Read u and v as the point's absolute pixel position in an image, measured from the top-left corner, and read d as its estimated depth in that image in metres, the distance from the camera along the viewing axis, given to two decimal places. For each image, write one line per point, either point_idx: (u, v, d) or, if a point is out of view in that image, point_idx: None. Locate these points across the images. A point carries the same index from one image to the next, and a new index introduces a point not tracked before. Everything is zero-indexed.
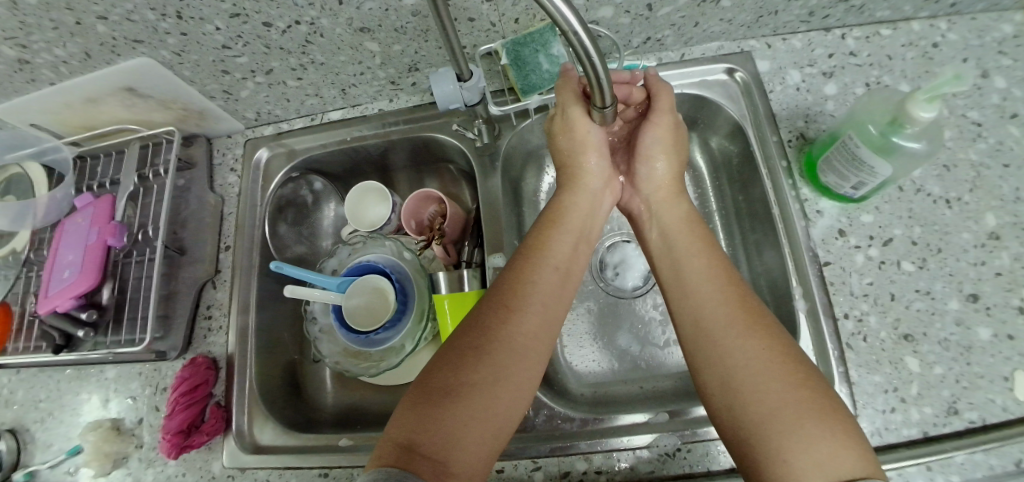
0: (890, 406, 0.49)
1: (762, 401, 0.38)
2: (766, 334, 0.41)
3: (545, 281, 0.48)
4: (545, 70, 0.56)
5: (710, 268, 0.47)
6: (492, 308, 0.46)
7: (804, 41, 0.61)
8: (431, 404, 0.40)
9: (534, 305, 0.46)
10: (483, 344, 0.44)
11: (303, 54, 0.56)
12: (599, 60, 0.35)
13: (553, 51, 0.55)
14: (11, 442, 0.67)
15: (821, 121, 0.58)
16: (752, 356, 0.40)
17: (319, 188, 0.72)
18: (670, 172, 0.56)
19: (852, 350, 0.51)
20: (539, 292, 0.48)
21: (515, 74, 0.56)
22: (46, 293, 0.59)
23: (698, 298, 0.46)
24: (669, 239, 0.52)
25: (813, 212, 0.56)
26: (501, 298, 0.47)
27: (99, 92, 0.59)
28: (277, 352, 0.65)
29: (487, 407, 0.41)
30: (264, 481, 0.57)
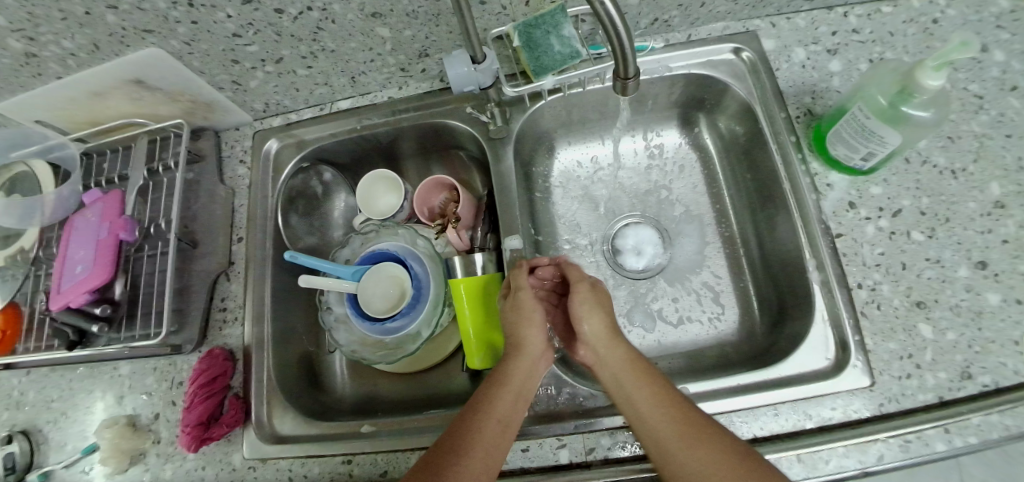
0: (905, 372, 0.50)
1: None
2: (710, 445, 0.42)
3: (490, 422, 0.46)
4: (556, 51, 0.55)
5: (645, 388, 0.47)
6: (443, 458, 0.44)
7: (808, 20, 0.62)
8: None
9: (483, 455, 0.44)
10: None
11: (314, 41, 0.56)
12: (622, 25, 0.36)
13: (564, 33, 0.55)
14: (24, 443, 0.66)
15: (827, 97, 0.59)
16: (705, 470, 0.41)
17: (328, 179, 0.72)
18: (606, 312, 0.54)
19: (867, 318, 0.52)
20: (485, 441, 0.45)
21: (526, 56, 0.55)
22: (58, 289, 0.58)
23: (648, 429, 0.45)
24: (612, 364, 0.50)
25: (823, 186, 0.57)
26: (450, 446, 0.45)
27: (107, 85, 0.59)
28: (293, 343, 0.65)
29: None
30: (286, 470, 0.57)
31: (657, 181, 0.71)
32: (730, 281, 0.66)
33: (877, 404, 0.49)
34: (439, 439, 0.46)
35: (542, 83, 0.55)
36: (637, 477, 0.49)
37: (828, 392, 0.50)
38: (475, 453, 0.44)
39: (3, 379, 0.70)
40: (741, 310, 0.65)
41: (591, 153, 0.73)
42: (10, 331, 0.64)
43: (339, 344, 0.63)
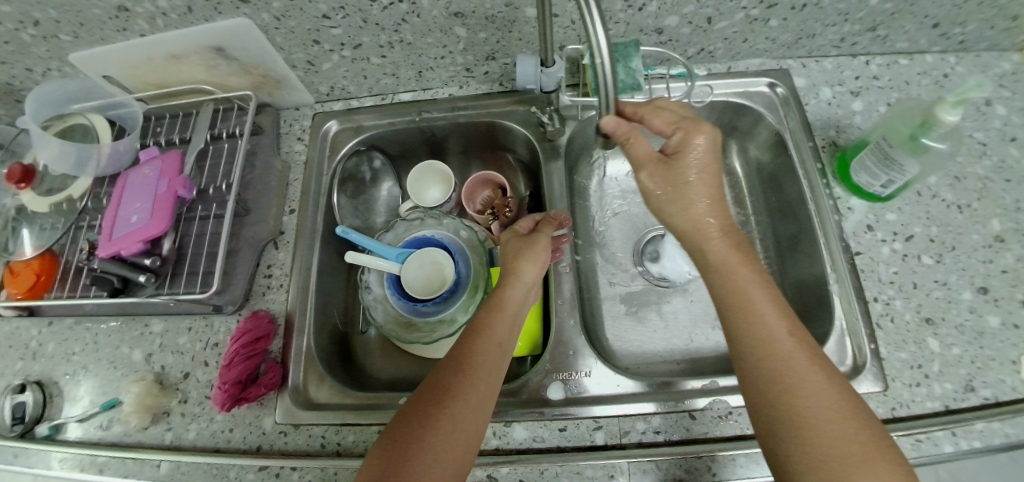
0: (915, 380, 0.54)
1: (812, 458, 0.39)
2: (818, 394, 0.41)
3: (493, 341, 0.50)
4: (618, 78, 0.60)
5: (781, 326, 0.45)
6: (447, 372, 0.47)
7: (834, 64, 0.70)
8: (393, 467, 0.41)
9: (482, 374, 0.47)
10: (444, 409, 0.44)
11: (395, 32, 0.60)
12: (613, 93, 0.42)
13: (631, 64, 0.60)
14: (38, 394, 0.65)
15: (850, 131, 0.66)
16: (822, 408, 0.40)
17: (377, 166, 0.75)
18: (711, 201, 0.49)
19: (881, 329, 0.57)
20: (486, 361, 0.48)
21: (591, 75, 0.60)
22: (110, 236, 0.60)
23: (761, 359, 0.44)
24: (741, 293, 0.47)
25: (845, 208, 0.63)
26: (455, 362, 0.48)
27: (186, 49, 0.62)
28: (331, 315, 0.66)
29: (445, 466, 0.42)
30: (320, 437, 0.57)
31: None
32: None
33: (891, 407, 0.53)
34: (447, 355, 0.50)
35: (593, 100, 0.61)
36: (670, 461, 0.51)
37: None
38: (477, 373, 0.47)
39: (23, 328, 0.69)
40: None
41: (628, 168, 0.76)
42: (44, 277, 0.64)
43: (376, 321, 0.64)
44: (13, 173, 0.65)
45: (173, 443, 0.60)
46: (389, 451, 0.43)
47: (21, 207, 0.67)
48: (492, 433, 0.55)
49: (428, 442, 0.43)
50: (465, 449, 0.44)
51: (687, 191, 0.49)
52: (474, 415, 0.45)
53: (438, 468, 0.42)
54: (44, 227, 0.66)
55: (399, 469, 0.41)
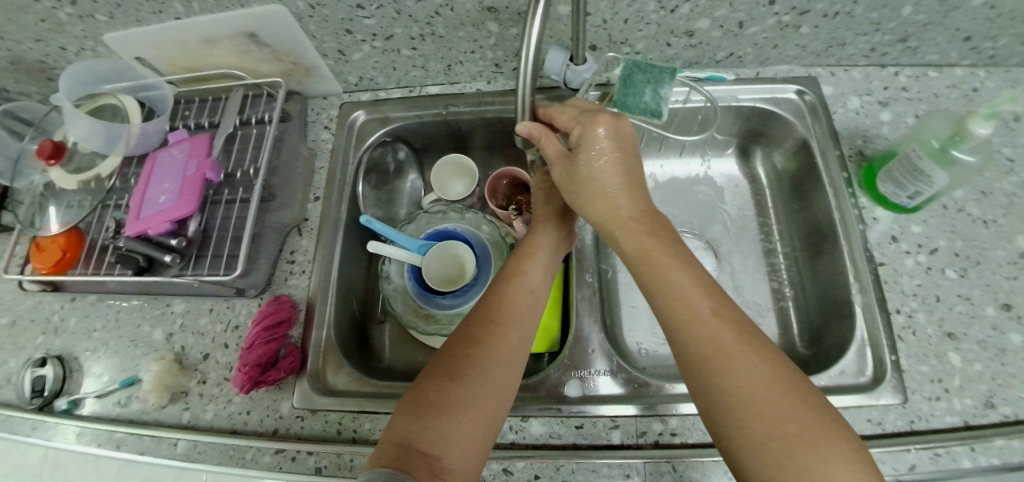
0: (935, 394, 0.54)
1: (755, 441, 0.38)
2: (749, 373, 0.40)
3: (522, 295, 0.52)
4: (643, 100, 0.61)
5: (705, 308, 0.44)
6: (476, 326, 0.50)
7: (863, 73, 0.70)
8: (423, 418, 0.43)
9: (511, 326, 0.50)
10: (471, 361, 0.47)
11: (427, 25, 0.60)
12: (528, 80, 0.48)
13: (661, 91, 0.60)
14: (58, 368, 0.66)
15: (877, 142, 0.66)
16: (755, 390, 0.40)
17: (401, 158, 0.75)
18: (621, 184, 0.49)
19: (903, 341, 0.57)
20: (513, 313, 0.51)
21: (619, 86, 0.61)
22: (138, 216, 0.60)
23: (688, 347, 0.43)
24: (667, 279, 0.46)
25: (870, 218, 0.62)
26: (483, 316, 0.50)
27: (220, 34, 0.62)
28: (351, 303, 0.66)
29: (476, 414, 0.45)
30: (336, 423, 0.57)
31: (708, 201, 0.76)
32: (770, 300, 0.71)
33: (909, 420, 0.53)
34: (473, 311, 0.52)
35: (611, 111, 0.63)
36: (687, 463, 0.51)
37: (866, 403, 0.54)
38: (505, 325, 0.50)
39: (45, 303, 0.71)
40: (779, 328, 0.69)
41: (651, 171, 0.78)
42: (70, 254, 0.65)
43: (396, 311, 0.65)
44: (45, 149, 0.66)
45: (190, 423, 0.60)
46: (417, 403, 0.45)
47: (49, 183, 0.68)
48: (509, 427, 0.55)
49: (457, 393, 0.45)
50: (497, 398, 0.46)
51: (597, 182, 0.49)
52: (503, 365, 0.47)
53: (469, 417, 0.44)
54: (70, 205, 0.66)
55: (430, 418, 0.43)
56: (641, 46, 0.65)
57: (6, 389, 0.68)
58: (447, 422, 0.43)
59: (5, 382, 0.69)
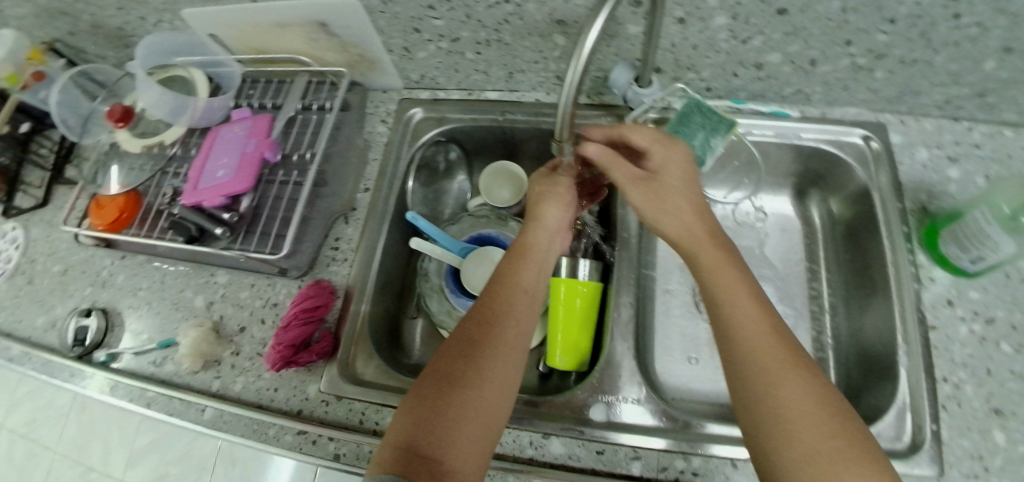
0: (975, 472, 0.51)
1: (794, 447, 0.39)
2: (800, 384, 0.42)
3: (519, 294, 0.52)
4: (693, 143, 0.62)
5: (762, 322, 0.46)
6: (471, 328, 0.49)
7: (934, 125, 0.67)
8: (424, 421, 0.43)
9: (505, 326, 0.49)
10: (467, 364, 0.46)
11: (495, 32, 0.61)
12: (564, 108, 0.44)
13: (712, 142, 0.62)
14: (102, 321, 0.69)
15: (942, 199, 0.63)
16: (800, 405, 0.41)
17: (452, 158, 0.77)
18: (692, 198, 0.51)
19: (946, 411, 0.54)
20: (510, 313, 0.50)
21: (673, 123, 0.63)
22: (196, 187, 0.63)
23: (740, 354, 0.45)
24: (727, 293, 0.47)
25: (926, 278, 0.60)
26: (478, 318, 0.50)
27: (294, 20, 0.64)
28: (387, 295, 0.68)
29: (477, 416, 0.44)
30: (360, 412, 0.58)
31: (753, 236, 0.75)
32: (808, 347, 0.69)
33: None
34: (471, 312, 0.52)
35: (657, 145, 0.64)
36: None
37: (900, 471, 0.52)
38: (500, 325, 0.49)
39: (97, 257, 0.74)
40: None
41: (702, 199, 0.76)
42: (126, 215, 0.67)
43: (432, 310, 0.67)
44: (115, 111, 0.69)
45: (218, 392, 0.62)
46: (418, 406, 0.45)
47: (114, 143, 0.71)
48: (529, 442, 0.55)
49: (456, 396, 0.45)
50: (497, 399, 0.46)
51: (669, 199, 0.51)
52: (500, 365, 0.47)
53: (469, 420, 0.44)
54: (132, 169, 0.69)
55: (431, 420, 0.43)
56: (707, 73, 0.64)
57: (51, 333, 0.72)
58: (448, 425, 0.43)
59: (52, 326, 0.72)
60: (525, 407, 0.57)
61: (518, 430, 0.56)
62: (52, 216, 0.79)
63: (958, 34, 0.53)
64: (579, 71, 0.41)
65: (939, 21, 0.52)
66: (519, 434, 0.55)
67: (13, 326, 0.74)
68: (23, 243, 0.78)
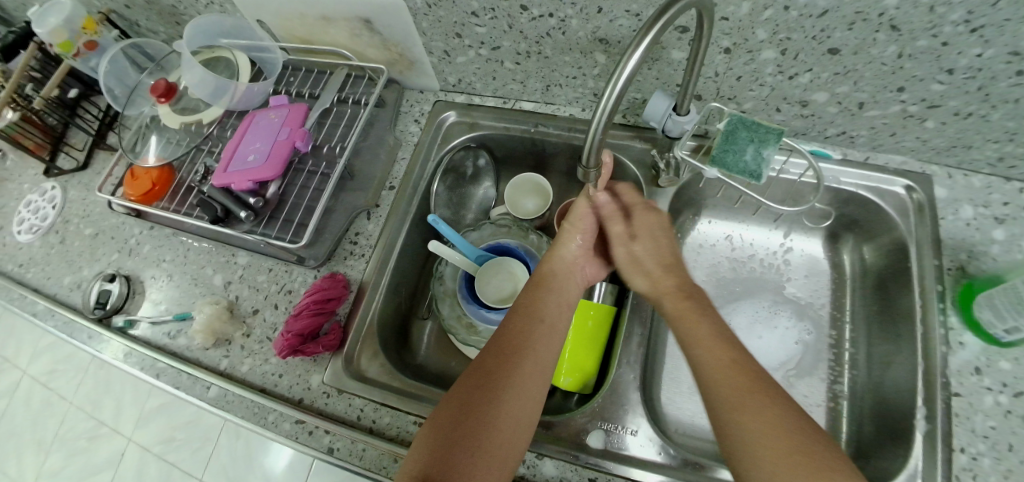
0: None
1: (758, 463, 0.41)
2: (756, 401, 0.44)
3: (539, 327, 0.53)
4: (746, 159, 0.57)
5: (715, 348, 0.49)
6: (492, 358, 0.51)
7: (983, 182, 0.64)
8: (445, 445, 0.44)
9: (526, 357, 0.51)
10: (487, 394, 0.48)
11: (536, 44, 0.60)
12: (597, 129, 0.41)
13: (766, 152, 0.56)
14: (124, 287, 0.71)
15: (984, 260, 0.60)
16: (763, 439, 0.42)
17: (481, 165, 0.77)
18: (667, 247, 0.59)
19: None
20: (531, 344, 0.52)
21: (719, 141, 0.58)
22: (227, 169, 0.64)
23: (707, 383, 0.47)
24: (702, 328, 0.51)
25: (955, 342, 0.57)
26: (498, 348, 0.51)
27: (340, 14, 0.65)
28: (400, 294, 0.68)
29: (496, 446, 0.45)
30: (359, 409, 0.58)
31: (776, 276, 0.73)
32: (823, 398, 0.66)
33: None
34: (491, 342, 0.53)
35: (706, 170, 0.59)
36: None
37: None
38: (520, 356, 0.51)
39: (128, 225, 0.76)
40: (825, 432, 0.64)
41: (731, 232, 0.76)
42: (158, 188, 0.69)
43: (443, 314, 0.67)
44: (159, 87, 0.70)
45: (225, 371, 0.63)
46: (438, 431, 0.46)
47: (156, 117, 0.73)
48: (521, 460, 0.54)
49: (475, 425, 0.46)
50: (516, 430, 0.47)
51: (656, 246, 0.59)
52: (519, 397, 0.48)
53: (487, 449, 0.45)
54: (169, 142, 0.71)
55: (450, 446, 0.44)
56: (749, 105, 0.62)
57: (75, 293, 0.74)
58: (466, 452, 0.44)
59: (77, 287, 0.75)
60: None
61: None
62: (89, 180, 0.82)
63: (1017, 90, 0.50)
64: (613, 100, 0.39)
65: (1000, 76, 0.49)
66: None
67: (42, 281, 0.77)
68: (60, 203, 0.81)
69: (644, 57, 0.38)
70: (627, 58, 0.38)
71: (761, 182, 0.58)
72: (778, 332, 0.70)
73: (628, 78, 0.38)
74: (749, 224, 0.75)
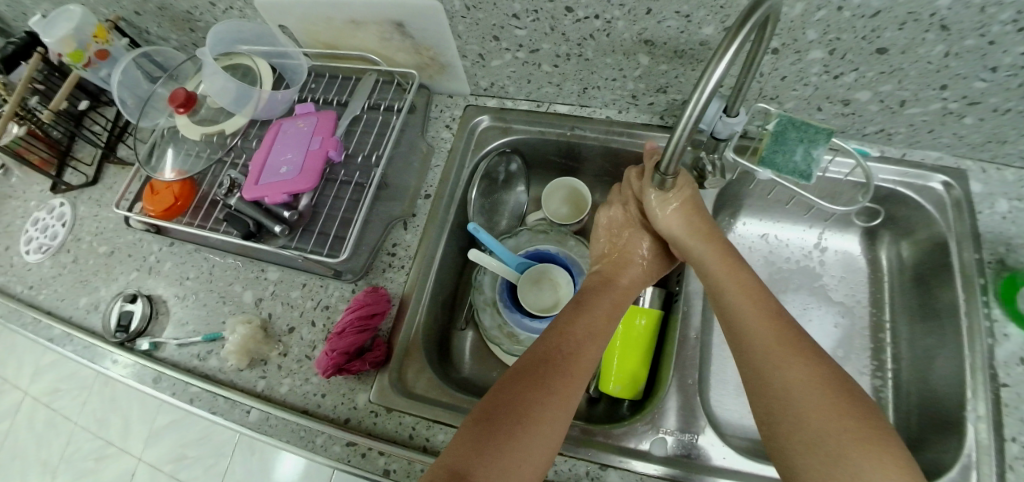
0: None
1: (800, 407, 0.41)
2: (802, 361, 0.44)
3: (571, 338, 0.51)
4: (795, 160, 0.58)
5: (759, 310, 0.49)
6: (527, 367, 0.48)
7: (1016, 176, 0.65)
8: (478, 445, 0.41)
9: (562, 366, 0.48)
10: (523, 400, 0.45)
11: (577, 46, 0.59)
12: (684, 132, 0.40)
13: (816, 151, 0.57)
14: (147, 308, 0.68)
15: (1023, 252, 0.61)
16: (798, 385, 0.42)
17: (513, 170, 0.74)
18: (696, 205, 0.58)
19: (1013, 471, 0.52)
20: (570, 355, 0.49)
21: (769, 142, 0.59)
22: (257, 181, 0.61)
23: (745, 337, 0.48)
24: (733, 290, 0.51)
25: (999, 333, 0.58)
26: (532, 358, 0.49)
27: (372, 18, 0.62)
28: (439, 306, 0.66)
29: (529, 457, 0.42)
30: (410, 427, 0.56)
31: (811, 274, 0.74)
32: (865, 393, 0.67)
33: None
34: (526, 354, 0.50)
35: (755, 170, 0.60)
36: None
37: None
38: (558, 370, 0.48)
39: (146, 242, 0.74)
40: None
41: (766, 232, 0.76)
42: (181, 203, 0.66)
43: (485, 324, 0.65)
44: (178, 96, 0.67)
45: (263, 392, 0.61)
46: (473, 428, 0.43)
47: (174, 128, 0.70)
48: (586, 472, 0.53)
49: (508, 426, 0.43)
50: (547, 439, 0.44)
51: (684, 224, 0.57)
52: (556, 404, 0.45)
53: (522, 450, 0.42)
54: (188, 154, 0.68)
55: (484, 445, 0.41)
56: (790, 105, 0.62)
57: (94, 315, 0.71)
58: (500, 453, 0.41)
59: (94, 308, 0.72)
60: (578, 434, 0.55)
61: (574, 459, 0.54)
62: (101, 195, 0.79)
63: None
64: (700, 104, 0.38)
65: None
66: (576, 463, 0.54)
67: (56, 303, 0.73)
68: (70, 221, 0.78)
69: (733, 59, 0.36)
70: (713, 66, 0.37)
71: (809, 182, 0.59)
72: (815, 323, 0.71)
73: (715, 85, 0.37)
74: (783, 223, 0.76)
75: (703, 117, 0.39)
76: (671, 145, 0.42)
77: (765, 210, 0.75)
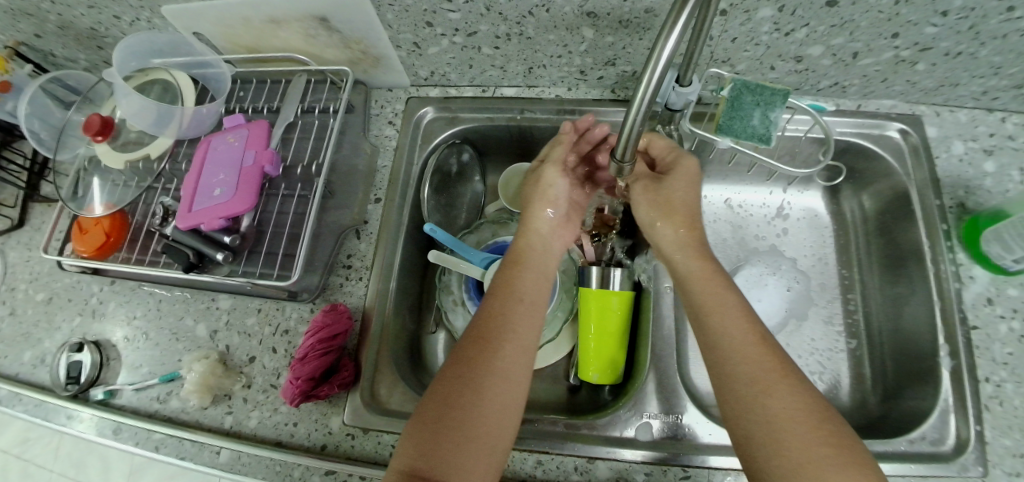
0: (1017, 471, 0.50)
1: (786, 423, 0.40)
2: (791, 391, 0.42)
3: (509, 315, 0.49)
4: (753, 124, 0.57)
5: (742, 324, 0.47)
6: (474, 344, 0.46)
7: (969, 116, 0.64)
8: (428, 443, 0.41)
9: (507, 337, 0.47)
10: (468, 385, 0.44)
11: (517, 25, 0.54)
12: (643, 107, 0.37)
13: (772, 115, 0.56)
14: (95, 355, 0.64)
15: (981, 194, 0.61)
16: (783, 407, 0.41)
17: (465, 161, 0.71)
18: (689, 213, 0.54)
19: (987, 410, 0.53)
20: (504, 324, 0.48)
21: (725, 108, 0.57)
22: (190, 208, 0.57)
23: (733, 348, 0.45)
24: (718, 298, 0.49)
25: (966, 277, 0.58)
26: (475, 334, 0.47)
27: (292, 16, 0.57)
28: (405, 313, 0.64)
29: (479, 441, 0.41)
30: (390, 445, 0.54)
31: (777, 234, 0.73)
32: (843, 347, 0.67)
33: None
34: (468, 329, 0.48)
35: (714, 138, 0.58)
36: None
37: (941, 474, 0.51)
38: (503, 341, 0.46)
39: (85, 282, 0.69)
40: (854, 379, 0.65)
41: (729, 197, 0.75)
42: (114, 238, 0.62)
43: (454, 326, 0.63)
44: (93, 123, 0.61)
45: (232, 429, 0.57)
46: (419, 430, 0.42)
47: (94, 157, 0.64)
48: (575, 467, 0.52)
49: (458, 416, 0.42)
50: (497, 423, 0.43)
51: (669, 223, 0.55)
52: (503, 381, 0.44)
53: (474, 438, 0.41)
54: (116, 185, 0.63)
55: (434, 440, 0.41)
56: (743, 66, 0.60)
57: (41, 369, 0.67)
58: (455, 447, 0.40)
59: (41, 362, 0.67)
60: (562, 430, 0.54)
61: (562, 456, 0.52)
62: (29, 238, 0.74)
63: (1008, 25, 0.50)
64: (656, 76, 0.36)
65: (992, 13, 0.49)
66: (563, 458, 0.52)
67: None
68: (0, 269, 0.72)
69: (686, 26, 0.34)
70: (663, 41, 0.34)
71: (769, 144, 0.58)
72: (771, 288, 0.70)
73: (667, 60, 0.35)
74: (746, 184, 0.75)
75: (659, 92, 0.37)
76: (628, 125, 0.40)
77: (726, 175, 0.74)
